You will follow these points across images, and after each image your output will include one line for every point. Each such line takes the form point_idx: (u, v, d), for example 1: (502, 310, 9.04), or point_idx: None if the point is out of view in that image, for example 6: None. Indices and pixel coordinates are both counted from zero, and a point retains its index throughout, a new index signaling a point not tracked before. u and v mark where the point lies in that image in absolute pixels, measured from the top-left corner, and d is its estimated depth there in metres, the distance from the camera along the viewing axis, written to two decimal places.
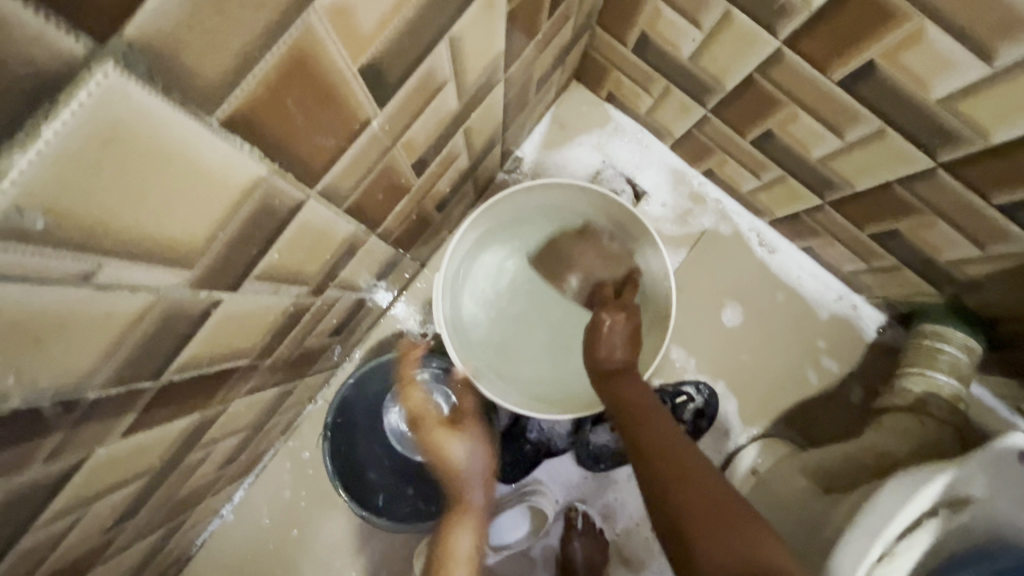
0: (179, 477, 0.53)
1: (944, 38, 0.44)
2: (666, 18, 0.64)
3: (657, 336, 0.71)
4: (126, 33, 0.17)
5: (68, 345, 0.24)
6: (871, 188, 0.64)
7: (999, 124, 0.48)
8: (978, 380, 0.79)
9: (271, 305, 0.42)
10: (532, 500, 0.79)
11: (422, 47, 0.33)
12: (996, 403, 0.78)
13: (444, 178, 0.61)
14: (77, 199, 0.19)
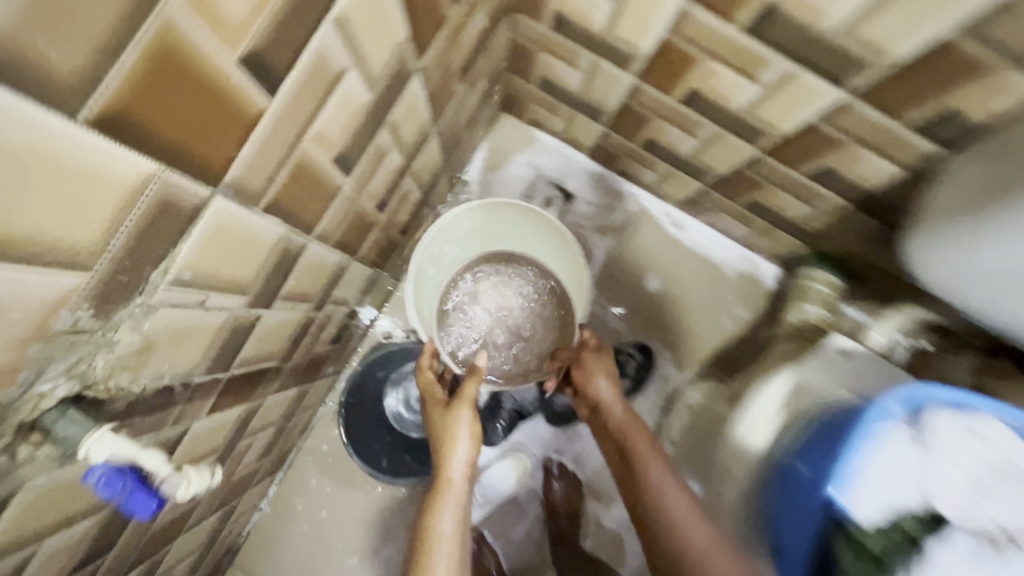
0: (232, 461, 0.70)
1: (726, 72, 0.64)
2: (555, 65, 0.83)
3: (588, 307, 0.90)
4: (226, 180, 0.35)
5: (191, 345, 0.42)
6: (728, 172, 0.84)
7: (783, 119, 0.66)
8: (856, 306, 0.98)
9: (290, 318, 0.60)
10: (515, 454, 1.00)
11: (368, 135, 0.52)
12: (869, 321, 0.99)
13: (403, 209, 0.80)
14: (202, 263, 0.37)
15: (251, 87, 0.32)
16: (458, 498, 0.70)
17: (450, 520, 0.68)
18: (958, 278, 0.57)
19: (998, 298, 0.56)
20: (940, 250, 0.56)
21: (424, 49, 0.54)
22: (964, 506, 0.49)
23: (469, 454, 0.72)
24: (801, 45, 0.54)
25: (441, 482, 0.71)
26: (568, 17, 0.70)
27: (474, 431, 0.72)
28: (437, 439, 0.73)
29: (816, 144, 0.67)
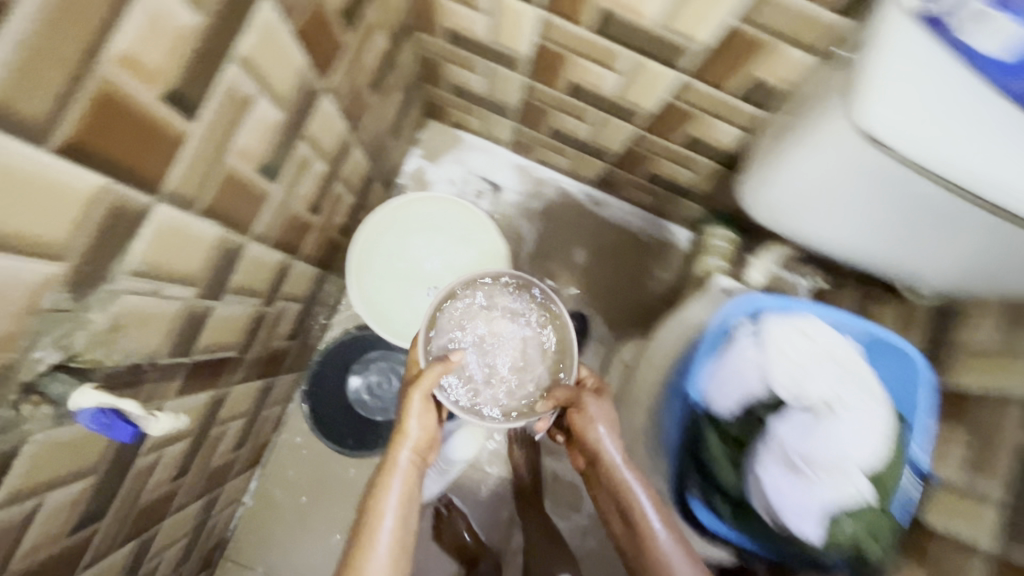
0: (209, 447, 0.79)
1: (589, 65, 0.77)
2: (460, 73, 0.95)
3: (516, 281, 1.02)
4: (164, 191, 0.46)
5: (153, 328, 0.52)
6: (621, 149, 0.97)
7: (643, 100, 0.79)
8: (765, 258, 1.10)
9: (242, 311, 0.70)
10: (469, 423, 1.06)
11: (287, 147, 0.63)
12: None
13: (339, 212, 0.90)
14: (153, 258, 0.47)
15: (174, 115, 0.43)
16: (406, 479, 0.70)
17: (394, 501, 0.68)
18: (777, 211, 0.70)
19: (803, 222, 0.69)
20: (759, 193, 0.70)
21: (329, 71, 0.65)
22: (794, 387, 0.61)
23: (420, 437, 0.72)
24: (635, 38, 0.67)
25: (389, 461, 0.71)
26: (458, 31, 0.82)
27: (428, 416, 0.72)
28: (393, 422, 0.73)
29: (676, 118, 0.80)
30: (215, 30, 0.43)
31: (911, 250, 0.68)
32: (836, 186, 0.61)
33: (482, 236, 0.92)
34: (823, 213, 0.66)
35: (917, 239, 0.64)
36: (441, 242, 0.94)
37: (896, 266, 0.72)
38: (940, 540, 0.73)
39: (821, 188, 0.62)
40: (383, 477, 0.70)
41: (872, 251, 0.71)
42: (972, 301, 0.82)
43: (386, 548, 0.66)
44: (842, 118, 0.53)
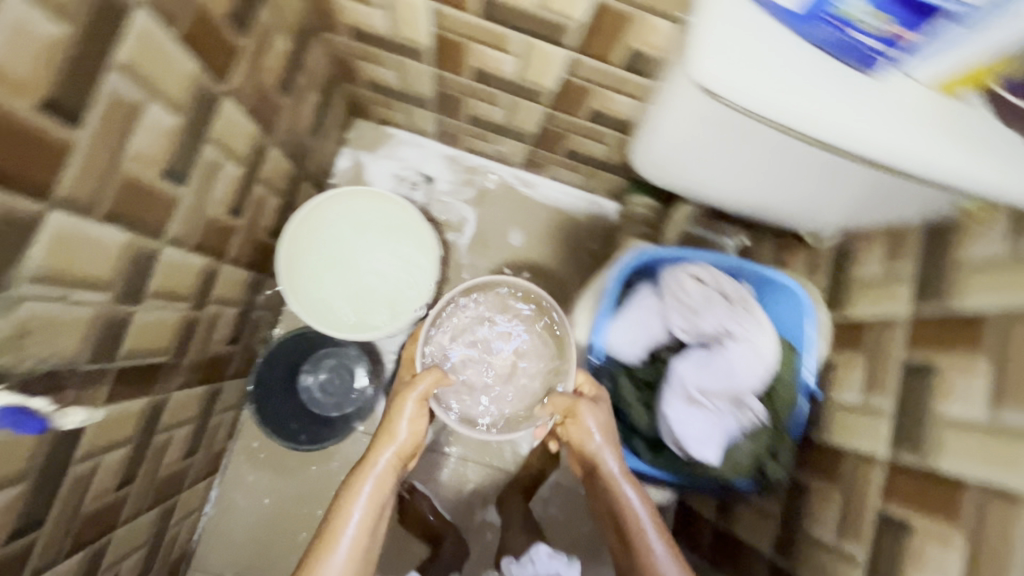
0: (155, 455, 0.81)
1: (486, 51, 0.80)
2: (373, 70, 0.98)
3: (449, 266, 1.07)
4: (55, 198, 0.48)
5: (65, 333, 0.54)
6: (536, 129, 1.02)
7: (543, 80, 0.84)
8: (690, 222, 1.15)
9: (168, 316, 0.72)
10: None
11: (191, 151, 0.65)
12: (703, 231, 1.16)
13: (266, 215, 0.92)
14: (54, 263, 0.49)
15: (48, 122, 0.45)
16: (383, 476, 0.74)
17: (364, 499, 0.72)
18: (664, 172, 0.71)
19: (686, 178, 0.70)
20: (641, 155, 0.70)
21: (226, 74, 0.67)
22: (690, 328, 0.70)
23: (404, 441, 0.76)
24: (519, 20, 0.71)
25: (370, 459, 0.75)
26: (360, 28, 0.85)
27: (416, 423, 0.77)
28: (382, 427, 0.78)
29: (576, 95, 0.85)
30: (84, 40, 0.46)
31: (786, 191, 0.70)
32: (698, 144, 0.61)
33: (401, 224, 0.96)
34: (699, 168, 0.67)
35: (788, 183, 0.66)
36: (361, 231, 0.96)
37: (788, 203, 0.73)
38: (846, 456, 0.80)
39: (684, 147, 0.63)
40: (359, 473, 0.74)
41: (756, 197, 0.73)
42: (863, 238, 0.89)
43: (349, 538, 0.69)
44: (677, 82, 0.52)
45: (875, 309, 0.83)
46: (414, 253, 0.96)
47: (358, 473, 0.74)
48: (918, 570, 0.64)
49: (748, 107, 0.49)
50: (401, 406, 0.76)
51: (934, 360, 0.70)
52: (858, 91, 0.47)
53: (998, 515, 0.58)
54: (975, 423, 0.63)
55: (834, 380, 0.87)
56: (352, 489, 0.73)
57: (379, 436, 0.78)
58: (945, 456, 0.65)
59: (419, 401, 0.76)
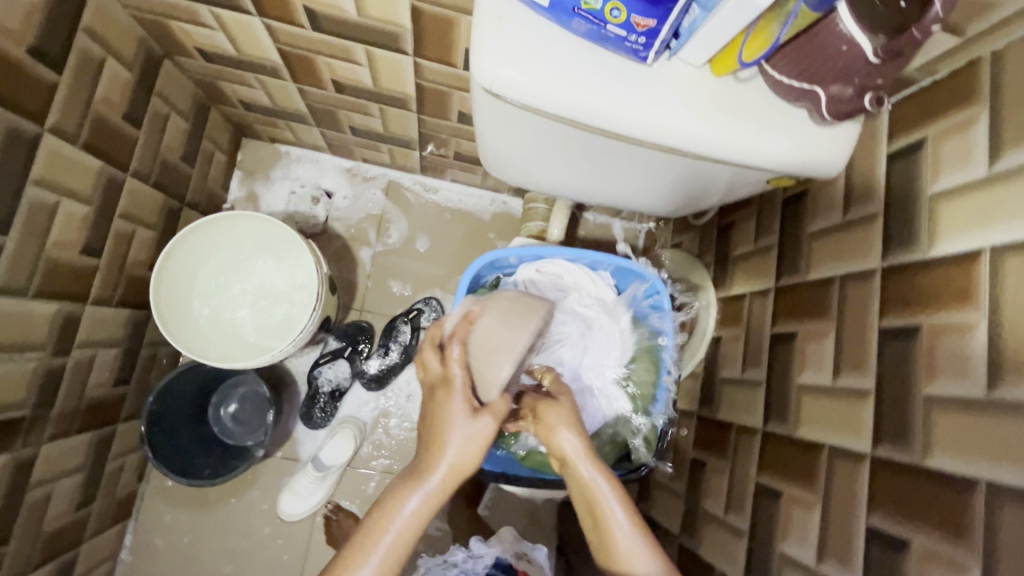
0: (32, 510, 0.78)
1: (335, 63, 0.79)
2: (241, 90, 0.96)
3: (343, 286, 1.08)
4: None
5: None
6: (418, 135, 1.01)
7: (402, 87, 0.83)
8: (589, 212, 1.17)
9: (17, 368, 0.70)
10: (344, 421, 1.11)
11: (8, 196, 0.63)
12: (601, 219, 1.18)
13: (137, 250, 0.89)
14: None
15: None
16: (435, 489, 0.54)
17: (407, 519, 0.54)
18: (508, 171, 0.70)
19: (531, 175, 0.70)
20: (485, 155, 0.67)
21: (43, 113, 0.65)
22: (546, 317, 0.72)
23: (463, 450, 0.55)
24: (353, 31, 0.70)
25: (421, 463, 0.55)
26: (208, 51, 0.82)
27: (475, 430, 0.55)
28: (432, 428, 0.56)
29: (438, 99, 0.84)
30: None
31: (622, 187, 0.70)
32: (526, 142, 0.59)
33: (280, 241, 0.97)
34: (539, 164, 0.65)
35: (627, 177, 0.65)
36: (239, 254, 0.96)
37: (630, 198, 0.73)
38: (731, 430, 0.81)
39: (515, 145, 0.61)
40: (400, 480, 0.55)
41: (608, 189, 0.72)
42: (739, 214, 0.91)
43: (383, 561, 0.52)
44: (473, 88, 0.51)
45: (750, 283, 0.84)
46: (299, 267, 0.97)
47: (399, 483, 0.55)
48: (784, 535, 0.66)
49: (536, 106, 0.47)
50: (472, 415, 0.55)
51: (793, 329, 0.72)
52: (636, 81, 0.47)
53: (842, 476, 0.59)
54: (821, 387, 0.64)
55: (721, 356, 0.89)
56: (388, 509, 0.54)
57: (427, 439, 0.56)
58: (802, 423, 0.67)
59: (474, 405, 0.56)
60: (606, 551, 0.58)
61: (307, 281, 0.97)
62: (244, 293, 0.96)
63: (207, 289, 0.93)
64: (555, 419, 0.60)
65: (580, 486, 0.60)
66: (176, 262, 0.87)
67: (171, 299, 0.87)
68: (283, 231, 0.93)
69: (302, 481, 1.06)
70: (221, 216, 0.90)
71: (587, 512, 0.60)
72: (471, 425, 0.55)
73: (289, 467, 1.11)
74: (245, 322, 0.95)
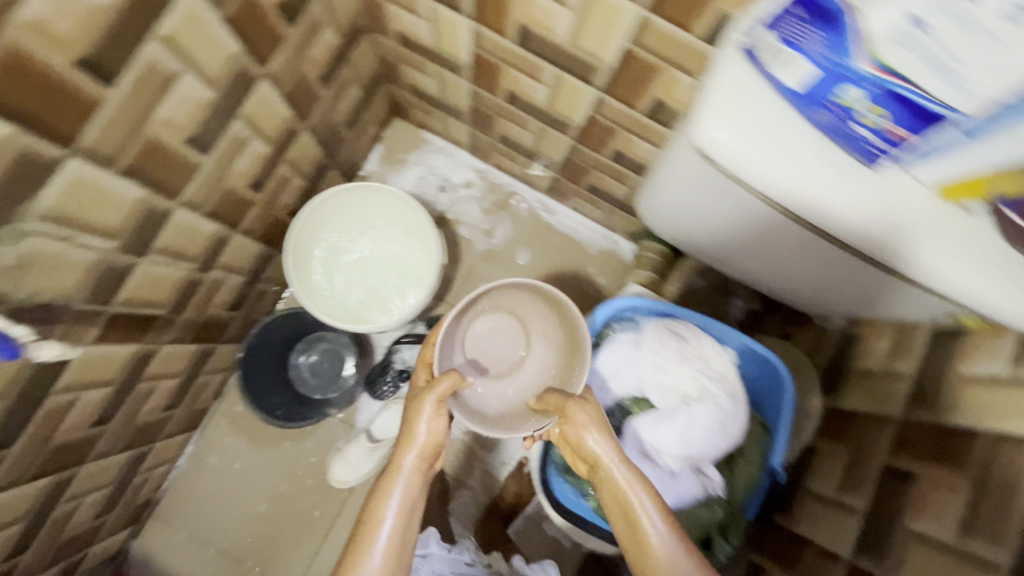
0: (135, 401, 0.84)
1: (521, 76, 0.82)
2: (417, 76, 1.01)
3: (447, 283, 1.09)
4: (87, 145, 0.52)
5: (66, 273, 0.57)
6: (563, 158, 1.03)
7: (573, 113, 0.85)
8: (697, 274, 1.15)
9: (173, 272, 0.76)
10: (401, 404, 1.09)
11: (221, 125, 0.69)
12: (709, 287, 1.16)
13: (287, 195, 0.95)
14: (68, 206, 0.53)
15: (85, 79, 0.48)
16: (411, 482, 0.69)
17: (395, 509, 0.68)
18: (668, 212, 0.71)
19: (687, 221, 0.71)
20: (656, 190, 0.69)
21: (268, 60, 0.72)
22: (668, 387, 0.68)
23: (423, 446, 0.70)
24: (553, 53, 0.73)
25: (394, 465, 0.70)
26: (407, 36, 0.88)
27: (435, 425, 0.70)
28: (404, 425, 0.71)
29: (602, 132, 0.86)
30: (129, 11, 0.49)
31: (777, 261, 0.69)
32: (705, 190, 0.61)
33: (410, 222, 1.01)
34: (709, 215, 0.66)
35: (794, 253, 0.65)
36: (370, 221, 1.01)
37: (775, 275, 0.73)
38: (808, 547, 0.76)
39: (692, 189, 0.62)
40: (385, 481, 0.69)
41: (764, 258, 0.71)
42: (870, 326, 0.86)
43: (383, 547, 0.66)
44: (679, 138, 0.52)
45: (867, 403, 0.80)
46: (418, 255, 1.01)
47: (384, 474, 0.70)
48: None
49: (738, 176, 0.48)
50: (420, 405, 0.69)
51: (912, 468, 0.67)
52: (856, 180, 0.46)
53: None
54: (939, 543, 0.59)
55: (813, 467, 0.84)
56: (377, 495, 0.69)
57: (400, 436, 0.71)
58: (903, 570, 0.62)
59: (437, 404, 0.69)
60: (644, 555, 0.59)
61: (421, 265, 1.00)
62: (360, 257, 1.01)
63: (332, 244, 1.00)
64: (585, 423, 0.62)
65: (613, 489, 0.63)
66: (315, 212, 0.94)
67: (299, 244, 0.94)
68: (416, 214, 0.97)
69: (354, 451, 1.07)
70: (368, 183, 0.95)
71: (622, 520, 0.62)
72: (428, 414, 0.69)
73: (345, 431, 1.14)
74: (354, 283, 1.00)
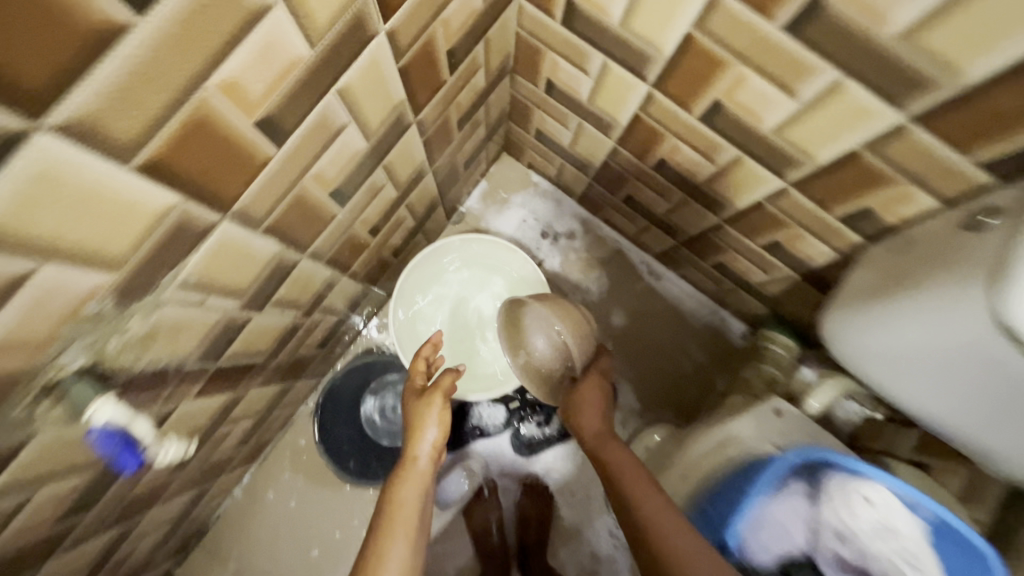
0: (213, 443, 0.77)
1: (689, 149, 0.72)
2: (549, 122, 0.92)
3: None
4: (237, 209, 0.45)
5: (187, 338, 0.51)
6: (697, 233, 0.92)
7: (737, 197, 0.75)
8: None
9: (279, 321, 0.68)
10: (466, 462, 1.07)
11: (364, 174, 0.61)
12: None
13: (396, 236, 0.88)
14: (207, 271, 0.46)
15: (259, 140, 0.41)
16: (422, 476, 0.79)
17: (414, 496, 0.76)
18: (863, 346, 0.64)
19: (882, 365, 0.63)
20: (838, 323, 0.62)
21: (422, 106, 0.64)
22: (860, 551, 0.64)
23: (435, 439, 0.82)
24: (743, 136, 0.63)
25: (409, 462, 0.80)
26: (557, 86, 0.79)
27: (443, 419, 0.83)
28: (412, 424, 0.84)
29: (766, 222, 0.75)
30: (320, 62, 0.41)
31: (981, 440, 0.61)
32: (942, 352, 0.52)
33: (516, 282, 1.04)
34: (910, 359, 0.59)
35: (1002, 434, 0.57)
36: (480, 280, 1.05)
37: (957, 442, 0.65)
38: None
39: (923, 343, 0.54)
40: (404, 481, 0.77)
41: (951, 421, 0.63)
42: None
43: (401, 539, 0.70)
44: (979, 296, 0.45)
45: None
46: None
47: (400, 473, 0.79)
48: None
49: None
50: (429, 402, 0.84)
51: None
52: None
53: None
54: None
55: None
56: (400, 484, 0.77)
57: (409, 436, 0.83)
58: None
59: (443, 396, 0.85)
60: (650, 541, 0.63)
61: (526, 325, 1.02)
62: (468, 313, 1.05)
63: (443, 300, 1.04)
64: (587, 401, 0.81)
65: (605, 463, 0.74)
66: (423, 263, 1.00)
67: (410, 295, 1.00)
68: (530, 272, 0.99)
69: None
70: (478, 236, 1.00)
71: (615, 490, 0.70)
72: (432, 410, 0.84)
73: None
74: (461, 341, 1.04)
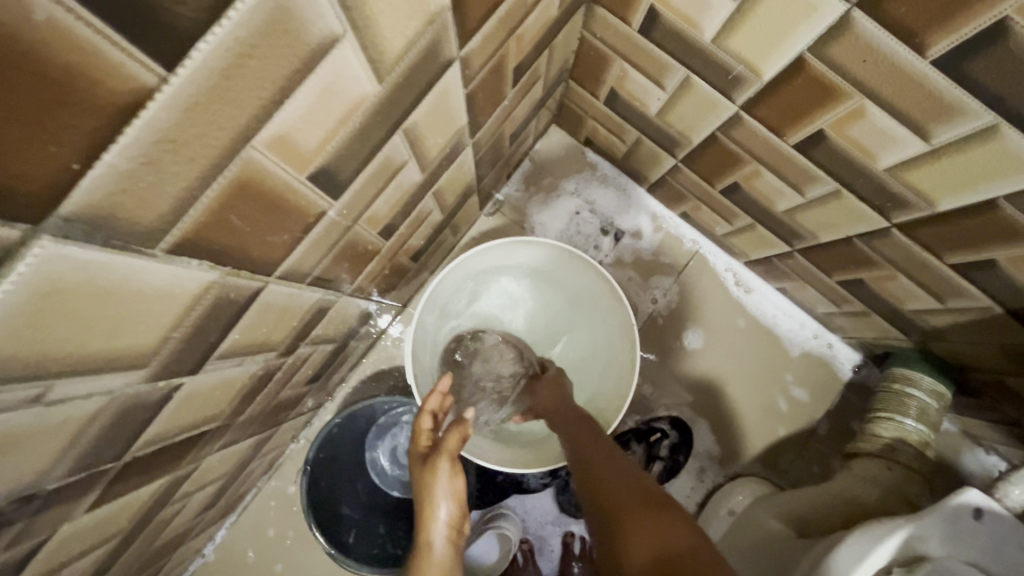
0: (151, 532, 0.54)
1: (884, 116, 0.45)
2: (632, 80, 0.65)
3: (616, 386, 0.75)
4: (61, 212, 0.20)
5: (25, 451, 0.27)
6: (834, 242, 0.66)
7: (945, 195, 0.49)
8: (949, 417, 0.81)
9: (239, 374, 0.44)
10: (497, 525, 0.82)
11: (372, 144, 0.35)
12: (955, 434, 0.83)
13: (416, 235, 0.63)
14: (20, 343, 0.22)
15: (74, 18, 0.16)
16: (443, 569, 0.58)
17: None
18: None
19: None
20: None
21: (470, 31, 0.38)
22: None
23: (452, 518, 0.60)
24: None
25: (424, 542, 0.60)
26: (663, 18, 0.52)
27: (460, 490, 0.59)
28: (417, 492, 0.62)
29: (988, 231, 0.49)
30: None
31: None
32: None
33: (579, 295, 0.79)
34: None
35: None
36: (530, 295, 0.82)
37: None
38: None
39: None
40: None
41: None
42: None
43: None
44: None
45: None
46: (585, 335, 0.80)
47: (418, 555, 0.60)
48: None
49: None
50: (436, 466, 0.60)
51: None
52: None
53: None
54: None
55: None
56: None
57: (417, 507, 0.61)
58: None
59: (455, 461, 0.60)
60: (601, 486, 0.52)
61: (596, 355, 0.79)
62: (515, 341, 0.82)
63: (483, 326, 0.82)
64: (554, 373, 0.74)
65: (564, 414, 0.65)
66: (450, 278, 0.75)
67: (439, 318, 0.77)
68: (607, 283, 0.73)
69: None
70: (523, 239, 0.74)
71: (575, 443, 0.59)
72: (448, 479, 0.60)
73: None
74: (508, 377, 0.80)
